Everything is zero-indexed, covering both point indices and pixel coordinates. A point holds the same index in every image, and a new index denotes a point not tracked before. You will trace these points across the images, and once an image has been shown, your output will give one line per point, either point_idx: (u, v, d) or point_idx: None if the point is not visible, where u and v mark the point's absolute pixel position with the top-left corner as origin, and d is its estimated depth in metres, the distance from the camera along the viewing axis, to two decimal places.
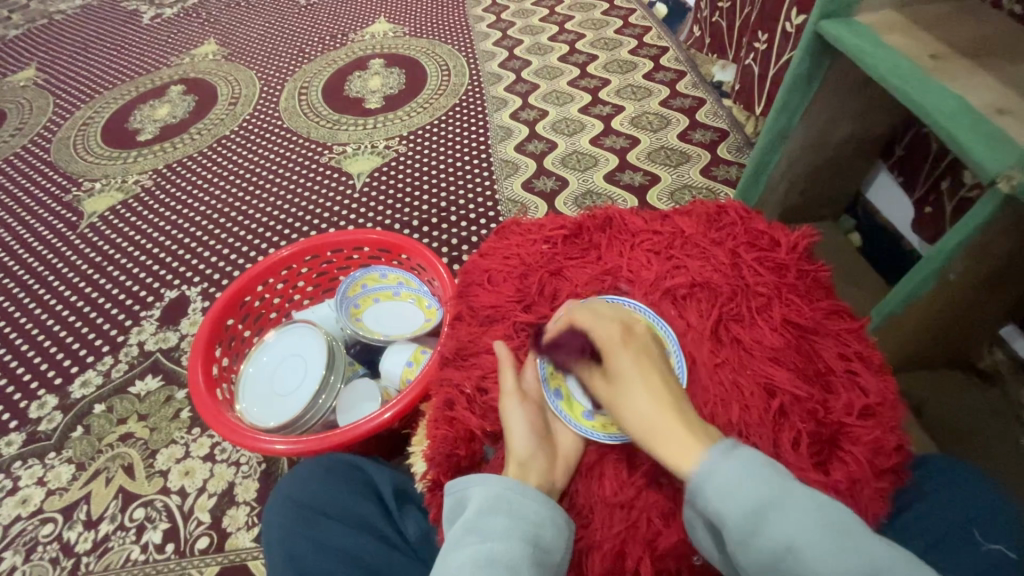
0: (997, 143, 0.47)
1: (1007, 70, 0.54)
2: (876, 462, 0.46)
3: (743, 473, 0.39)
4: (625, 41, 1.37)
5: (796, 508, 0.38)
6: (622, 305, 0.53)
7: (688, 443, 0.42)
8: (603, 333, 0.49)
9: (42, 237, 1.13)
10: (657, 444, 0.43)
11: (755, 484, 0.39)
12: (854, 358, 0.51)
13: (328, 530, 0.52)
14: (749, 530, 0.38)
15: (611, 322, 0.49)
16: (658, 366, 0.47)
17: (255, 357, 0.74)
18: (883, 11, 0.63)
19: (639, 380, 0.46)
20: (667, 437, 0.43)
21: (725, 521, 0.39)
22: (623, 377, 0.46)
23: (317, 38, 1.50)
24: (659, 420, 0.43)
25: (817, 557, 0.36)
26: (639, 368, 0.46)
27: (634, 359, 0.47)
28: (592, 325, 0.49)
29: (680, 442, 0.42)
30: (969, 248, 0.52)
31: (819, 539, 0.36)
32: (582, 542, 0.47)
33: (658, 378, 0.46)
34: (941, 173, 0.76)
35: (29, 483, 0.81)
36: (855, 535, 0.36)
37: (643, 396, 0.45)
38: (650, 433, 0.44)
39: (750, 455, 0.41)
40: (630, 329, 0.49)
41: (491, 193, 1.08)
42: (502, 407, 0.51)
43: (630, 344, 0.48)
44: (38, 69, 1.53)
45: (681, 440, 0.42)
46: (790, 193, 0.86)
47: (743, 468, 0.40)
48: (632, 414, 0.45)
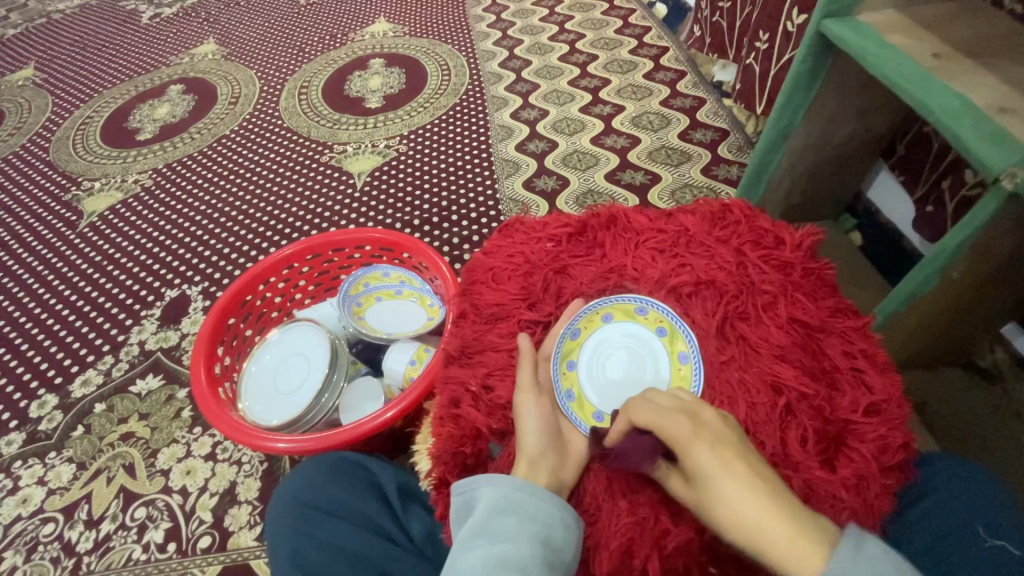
0: (1001, 141, 0.48)
1: (1009, 69, 0.54)
2: (882, 458, 0.46)
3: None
4: (625, 41, 1.37)
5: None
6: (682, 391, 0.48)
7: (802, 541, 0.36)
8: (671, 427, 0.43)
9: (41, 236, 1.13)
10: (767, 546, 0.36)
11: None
12: (859, 356, 0.51)
13: (333, 529, 0.52)
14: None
15: (675, 413, 0.44)
16: (743, 454, 0.42)
17: (257, 356, 0.74)
18: (885, 11, 0.63)
19: (727, 474, 0.40)
20: (778, 537, 0.36)
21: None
22: (706, 473, 0.40)
23: (317, 38, 1.50)
24: (761, 517, 0.37)
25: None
26: (722, 460, 0.41)
27: (712, 450, 0.41)
28: (656, 421, 0.44)
29: (793, 540, 0.36)
30: (973, 247, 0.52)
31: None
32: (591, 539, 0.47)
33: (746, 469, 0.40)
34: (942, 173, 0.76)
35: (30, 483, 0.80)
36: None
37: (736, 490, 0.39)
38: (754, 535, 0.37)
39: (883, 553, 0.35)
40: (699, 416, 0.44)
41: (492, 193, 1.08)
42: (516, 403, 0.51)
43: (704, 432, 0.43)
44: (37, 68, 1.52)
45: (794, 537, 0.36)
46: (791, 192, 0.86)
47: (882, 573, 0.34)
48: (729, 514, 0.38)
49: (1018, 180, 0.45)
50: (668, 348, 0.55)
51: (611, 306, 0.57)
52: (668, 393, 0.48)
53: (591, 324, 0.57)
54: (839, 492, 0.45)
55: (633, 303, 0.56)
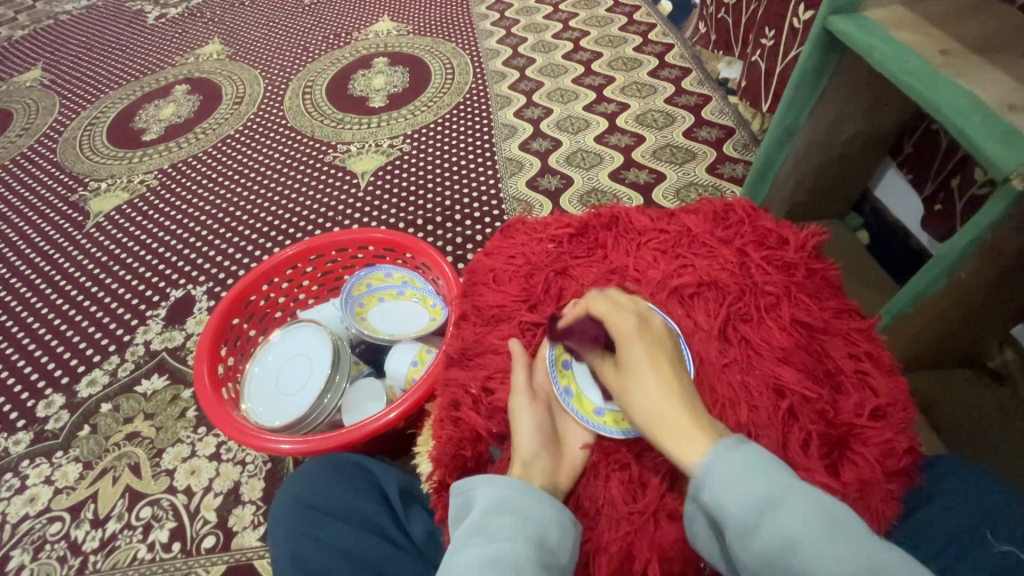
0: (1011, 139, 0.47)
1: (1020, 66, 0.54)
2: (886, 463, 0.46)
3: (752, 469, 0.38)
4: (630, 38, 1.36)
5: (800, 503, 0.37)
6: (638, 297, 0.52)
7: (695, 433, 0.41)
8: (620, 322, 0.48)
9: (48, 236, 1.14)
10: (662, 432, 0.42)
11: (760, 480, 0.38)
12: (864, 358, 0.50)
13: (333, 530, 0.52)
14: (750, 526, 0.37)
15: (628, 312, 0.49)
16: (672, 356, 0.47)
17: (260, 357, 0.74)
18: (892, 8, 0.62)
19: (653, 367, 0.45)
20: (675, 423, 0.42)
21: (726, 515, 0.38)
22: (636, 364, 0.45)
23: (321, 37, 1.50)
24: (666, 409, 0.43)
25: (818, 555, 0.34)
26: (652, 356, 0.46)
27: (647, 347, 0.46)
28: (609, 315, 0.49)
29: (687, 430, 0.41)
30: (982, 246, 0.51)
31: (817, 534, 0.35)
32: (589, 544, 0.47)
33: (671, 367, 0.45)
34: (951, 171, 0.75)
35: (37, 482, 0.81)
36: (859, 534, 0.35)
37: (655, 382, 0.44)
38: (655, 420, 0.43)
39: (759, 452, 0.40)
40: (645, 319, 0.49)
41: (495, 192, 1.08)
42: (512, 406, 0.51)
43: (645, 331, 0.48)
44: (44, 69, 1.53)
45: (688, 429, 0.42)
46: (796, 191, 0.85)
47: (751, 463, 0.39)
48: (641, 399, 0.44)
49: None
50: None
51: None
52: (624, 292, 0.53)
53: None
54: (841, 497, 0.44)
55: None
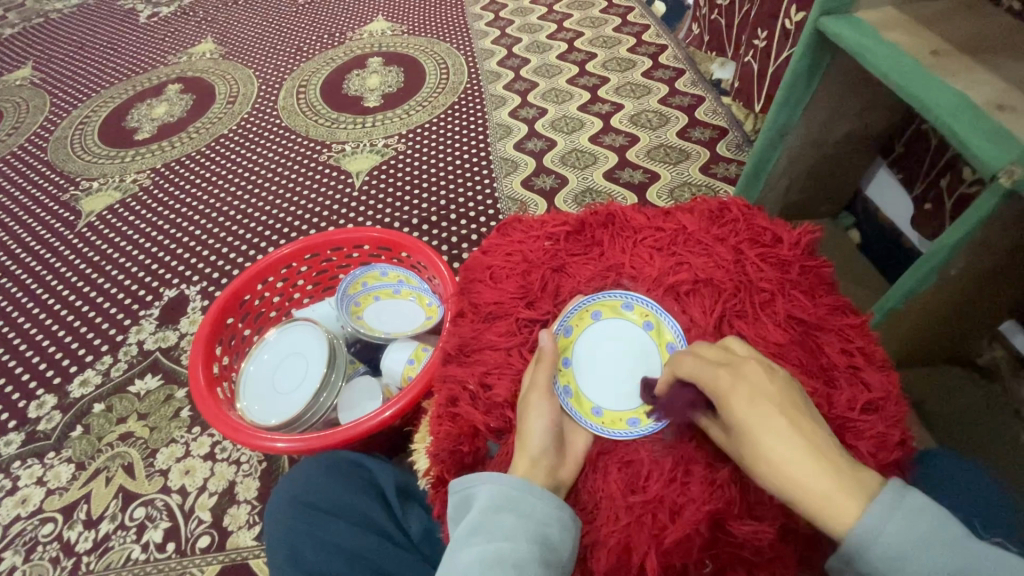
0: (1000, 137, 0.48)
1: (1008, 67, 0.54)
2: (879, 456, 0.46)
3: (920, 535, 0.34)
4: (624, 39, 1.37)
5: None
6: (733, 343, 0.47)
7: (843, 495, 0.36)
8: (713, 378, 0.43)
9: (39, 236, 1.13)
10: (804, 501, 0.37)
11: (935, 549, 0.34)
12: (857, 354, 0.51)
13: (332, 528, 0.52)
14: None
15: (714, 367, 0.44)
16: (785, 401, 0.41)
17: (256, 355, 0.73)
18: (883, 9, 0.63)
19: (767, 423, 0.39)
20: (814, 489, 0.36)
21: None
22: (746, 422, 0.40)
23: (316, 37, 1.50)
24: (798, 471, 0.37)
25: None
26: (763, 409, 0.40)
27: (754, 398, 0.41)
28: (699, 374, 0.45)
29: (831, 495, 0.36)
30: (972, 243, 0.52)
31: None
32: (587, 538, 0.47)
33: (791, 418, 0.40)
34: (941, 170, 0.76)
35: (29, 483, 0.80)
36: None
37: (777, 441, 0.38)
38: (791, 486, 0.37)
39: (919, 505, 0.36)
40: (740, 366, 0.44)
41: (490, 192, 1.08)
42: (525, 403, 0.50)
43: (746, 382, 0.42)
44: (34, 68, 1.52)
45: (832, 492, 0.36)
46: (790, 190, 0.86)
47: (919, 526, 0.35)
48: (767, 462, 0.39)
49: (1015, 176, 0.45)
50: (656, 341, 0.55)
51: (599, 303, 0.57)
52: (718, 344, 0.48)
53: (582, 321, 0.57)
54: None
55: (619, 300, 0.57)
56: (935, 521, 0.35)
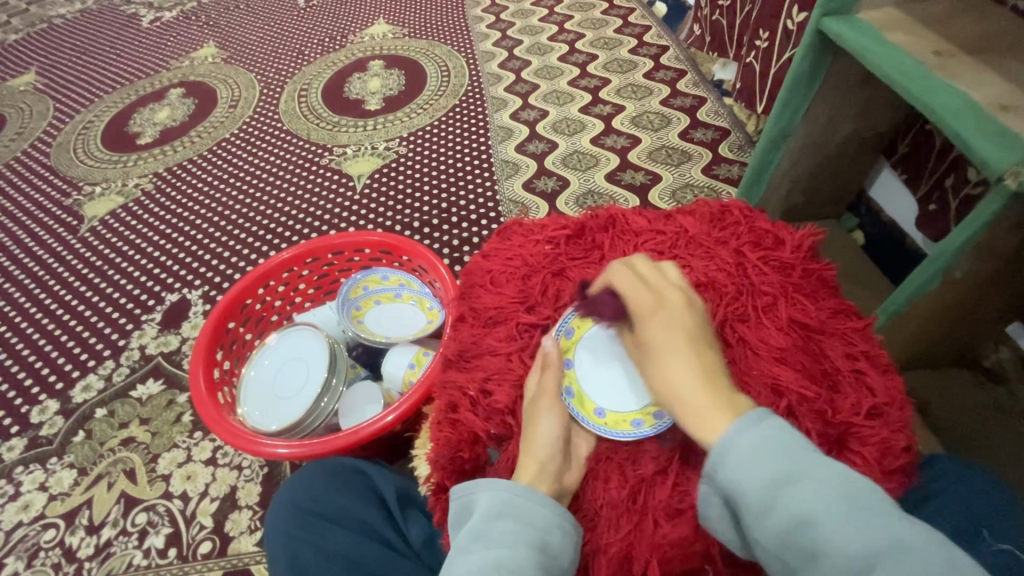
0: (1004, 137, 0.47)
1: (1011, 66, 0.54)
2: (884, 462, 0.46)
3: (769, 444, 0.38)
4: (625, 40, 1.37)
5: (817, 480, 0.36)
6: (668, 269, 0.52)
7: (714, 410, 0.41)
8: (635, 296, 0.49)
9: (42, 241, 1.13)
10: (682, 412, 0.42)
11: (779, 457, 0.37)
12: (861, 358, 0.50)
13: (331, 536, 0.52)
14: (765, 503, 0.36)
15: (645, 288, 0.49)
16: (692, 326, 0.46)
17: (257, 360, 0.73)
18: (885, 9, 0.63)
19: (669, 342, 0.45)
20: (687, 398, 0.42)
21: (740, 493, 0.37)
22: (652, 340, 0.46)
23: (317, 40, 1.50)
24: (684, 384, 0.43)
25: (835, 532, 0.34)
26: (668, 328, 0.46)
27: (665, 320, 0.46)
28: (627, 288, 0.50)
29: (699, 406, 0.41)
30: (976, 245, 0.51)
31: (835, 509, 0.35)
32: (588, 546, 0.47)
33: (692, 343, 0.45)
34: (945, 171, 0.76)
35: (31, 489, 0.80)
36: (878, 511, 0.34)
37: (671, 358, 0.44)
38: (674, 397, 0.43)
39: (779, 427, 0.39)
40: (662, 291, 0.49)
41: (491, 194, 1.08)
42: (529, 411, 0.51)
43: (663, 304, 0.47)
44: (38, 73, 1.53)
45: (706, 406, 0.41)
46: (792, 191, 0.85)
47: (771, 437, 0.38)
48: (659, 375, 0.44)
49: (1021, 178, 0.45)
50: None
51: None
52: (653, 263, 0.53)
53: (584, 323, 0.56)
54: None
55: None
56: (786, 437, 0.38)
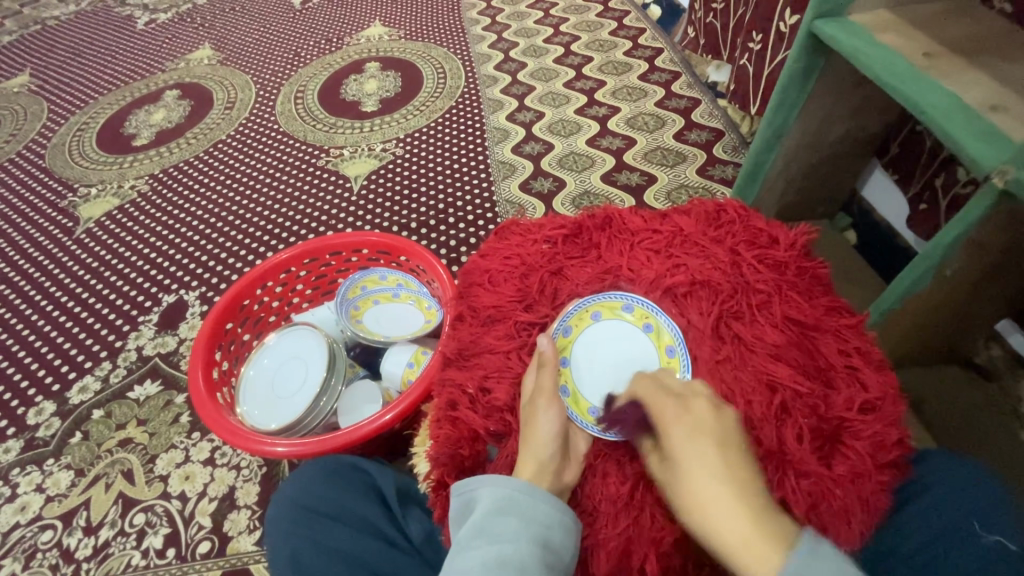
0: (992, 137, 0.48)
1: (999, 68, 0.55)
2: (877, 456, 0.47)
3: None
4: (620, 42, 1.38)
5: None
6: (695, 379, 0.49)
7: (764, 547, 0.38)
8: (661, 410, 0.45)
9: (38, 242, 1.13)
10: (725, 547, 0.39)
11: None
12: (854, 354, 0.51)
13: (331, 533, 0.52)
14: None
15: (671, 400, 0.46)
16: (726, 444, 0.43)
17: (255, 360, 0.73)
18: (876, 11, 0.64)
19: (704, 465, 0.42)
20: (733, 536, 0.39)
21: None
22: (684, 461, 0.42)
23: (313, 42, 1.50)
24: (728, 518, 0.40)
25: None
26: (703, 449, 0.42)
27: (697, 438, 0.43)
28: (653, 401, 0.46)
29: (752, 549, 0.38)
30: (966, 243, 0.52)
31: None
32: (588, 540, 0.48)
33: (730, 469, 0.42)
34: (936, 171, 0.77)
35: (28, 490, 0.80)
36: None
37: (708, 485, 0.41)
38: (715, 529, 0.40)
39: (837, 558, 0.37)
40: (690, 403, 0.46)
41: (488, 195, 1.08)
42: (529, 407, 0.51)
43: (694, 419, 0.44)
44: (32, 74, 1.52)
45: (754, 543, 0.38)
46: (786, 191, 0.86)
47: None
48: (694, 503, 0.41)
49: (1009, 177, 0.46)
50: (654, 343, 0.55)
51: (598, 304, 0.58)
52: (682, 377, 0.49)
53: (581, 322, 0.58)
54: (835, 489, 0.45)
55: (618, 301, 0.57)
56: (850, 574, 0.37)
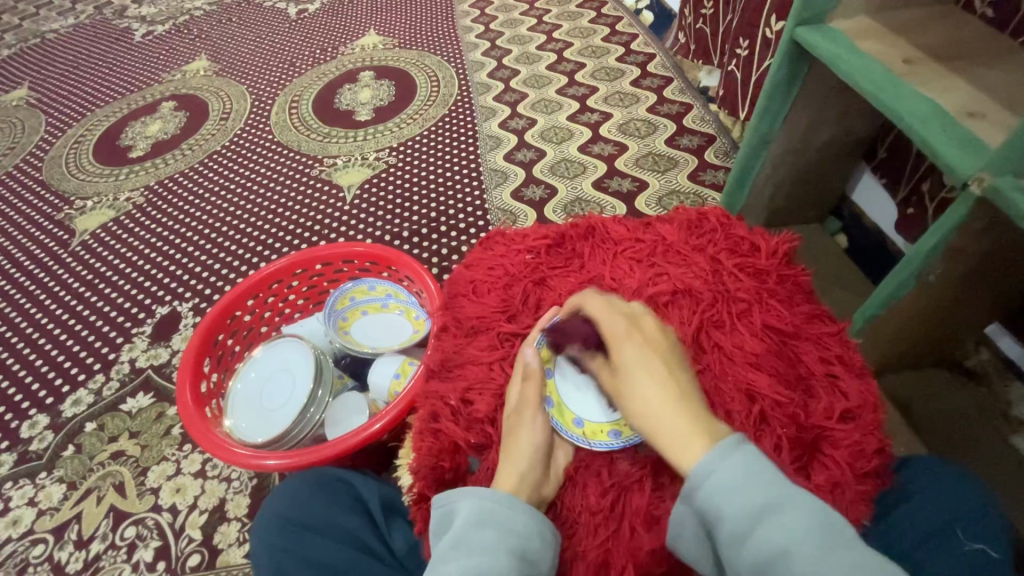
0: (969, 144, 0.48)
1: (978, 73, 0.55)
2: (857, 465, 0.47)
3: (748, 469, 0.38)
4: (613, 48, 1.38)
5: (796, 512, 0.36)
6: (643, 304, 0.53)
7: (690, 436, 0.42)
8: (613, 325, 0.50)
9: (34, 255, 1.13)
10: (654, 432, 0.43)
11: (763, 485, 0.38)
12: (835, 362, 0.51)
13: (312, 543, 0.52)
14: (745, 529, 0.37)
15: (621, 316, 0.51)
16: (666, 354, 0.48)
17: (243, 373, 0.73)
18: (857, 18, 0.64)
19: (646, 368, 0.46)
20: (661, 422, 0.43)
21: (722, 519, 0.38)
22: (627, 365, 0.47)
23: (308, 52, 1.51)
24: (660, 408, 0.44)
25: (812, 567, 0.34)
26: (644, 354, 0.47)
27: (639, 346, 0.48)
28: (604, 316, 0.51)
29: (679, 431, 0.42)
30: (946, 250, 0.52)
31: (809, 540, 0.35)
32: (568, 552, 0.48)
33: (665, 368, 0.46)
34: (922, 174, 0.77)
35: (21, 504, 0.80)
36: (848, 548, 0.35)
37: (647, 385, 0.45)
38: (647, 419, 0.44)
39: (755, 456, 0.40)
40: (638, 322, 0.50)
41: (480, 203, 1.09)
42: (512, 420, 0.51)
43: (640, 334, 0.49)
44: (31, 88, 1.53)
45: (679, 428, 0.42)
46: (775, 196, 0.86)
47: (748, 465, 0.39)
48: (634, 399, 0.45)
49: (985, 184, 0.46)
50: None
51: None
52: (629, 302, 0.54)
53: None
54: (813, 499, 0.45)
55: None
56: (766, 471, 0.39)
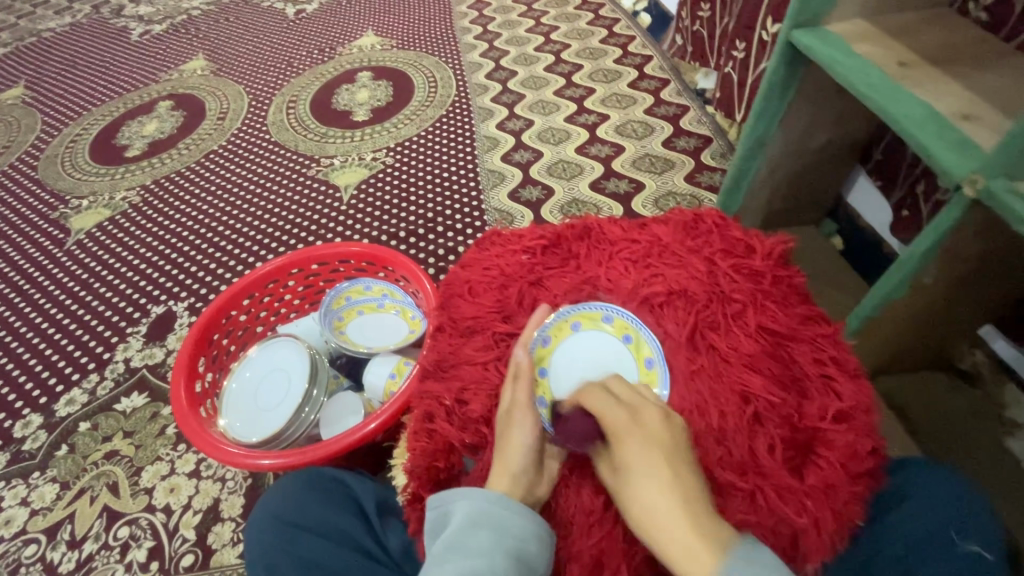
0: (962, 147, 0.49)
1: (972, 76, 0.55)
2: (850, 466, 0.47)
3: None
4: (610, 50, 1.38)
5: None
6: (643, 386, 0.49)
7: (703, 554, 0.39)
8: (612, 418, 0.45)
9: (28, 255, 1.13)
10: (665, 547, 0.40)
11: None
12: (829, 363, 0.51)
13: (306, 545, 0.52)
14: None
15: (620, 406, 0.46)
16: (673, 453, 0.44)
17: (238, 373, 0.73)
18: (852, 21, 0.64)
19: (652, 474, 0.42)
20: (672, 538, 0.40)
21: None
22: (630, 468, 0.43)
23: (306, 52, 1.51)
24: (670, 522, 0.41)
25: None
26: (649, 456, 0.43)
27: (646, 448, 0.43)
28: (602, 406, 0.46)
29: (693, 550, 0.39)
30: (940, 251, 0.52)
31: None
32: (563, 552, 0.48)
33: (673, 472, 0.43)
34: (918, 177, 0.78)
35: (13, 504, 0.80)
36: None
37: (655, 494, 0.42)
38: (657, 535, 0.41)
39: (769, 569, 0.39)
40: (639, 410, 0.46)
41: (477, 204, 1.09)
42: (506, 420, 0.50)
43: (643, 429, 0.45)
44: (27, 86, 1.53)
45: (693, 548, 0.39)
46: (772, 197, 0.86)
47: None
48: (639, 509, 0.42)
49: (978, 186, 0.46)
50: (633, 354, 0.55)
51: (577, 315, 0.58)
52: (628, 382, 0.49)
53: (561, 333, 0.58)
54: (807, 500, 0.45)
55: (599, 311, 0.57)
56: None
